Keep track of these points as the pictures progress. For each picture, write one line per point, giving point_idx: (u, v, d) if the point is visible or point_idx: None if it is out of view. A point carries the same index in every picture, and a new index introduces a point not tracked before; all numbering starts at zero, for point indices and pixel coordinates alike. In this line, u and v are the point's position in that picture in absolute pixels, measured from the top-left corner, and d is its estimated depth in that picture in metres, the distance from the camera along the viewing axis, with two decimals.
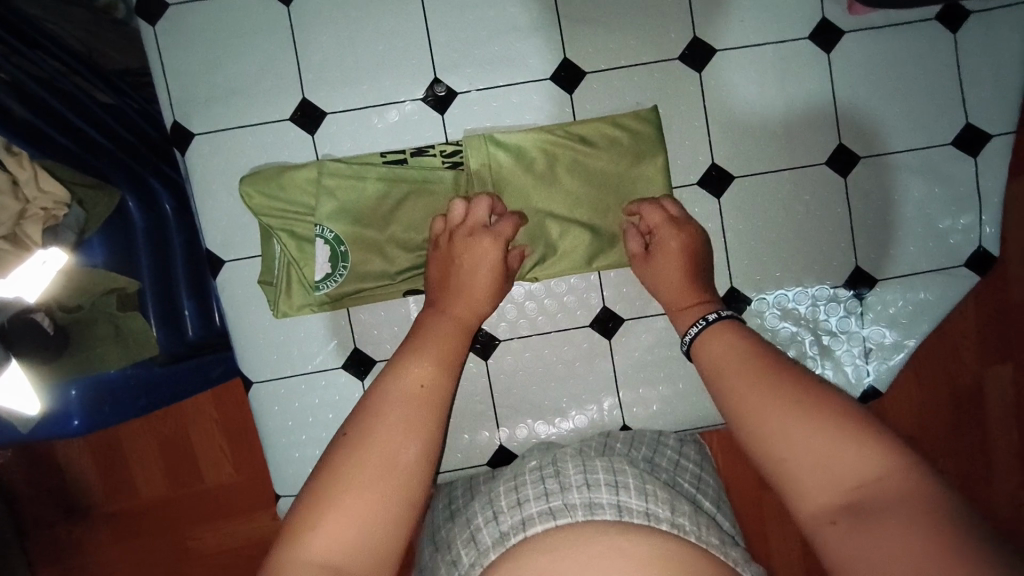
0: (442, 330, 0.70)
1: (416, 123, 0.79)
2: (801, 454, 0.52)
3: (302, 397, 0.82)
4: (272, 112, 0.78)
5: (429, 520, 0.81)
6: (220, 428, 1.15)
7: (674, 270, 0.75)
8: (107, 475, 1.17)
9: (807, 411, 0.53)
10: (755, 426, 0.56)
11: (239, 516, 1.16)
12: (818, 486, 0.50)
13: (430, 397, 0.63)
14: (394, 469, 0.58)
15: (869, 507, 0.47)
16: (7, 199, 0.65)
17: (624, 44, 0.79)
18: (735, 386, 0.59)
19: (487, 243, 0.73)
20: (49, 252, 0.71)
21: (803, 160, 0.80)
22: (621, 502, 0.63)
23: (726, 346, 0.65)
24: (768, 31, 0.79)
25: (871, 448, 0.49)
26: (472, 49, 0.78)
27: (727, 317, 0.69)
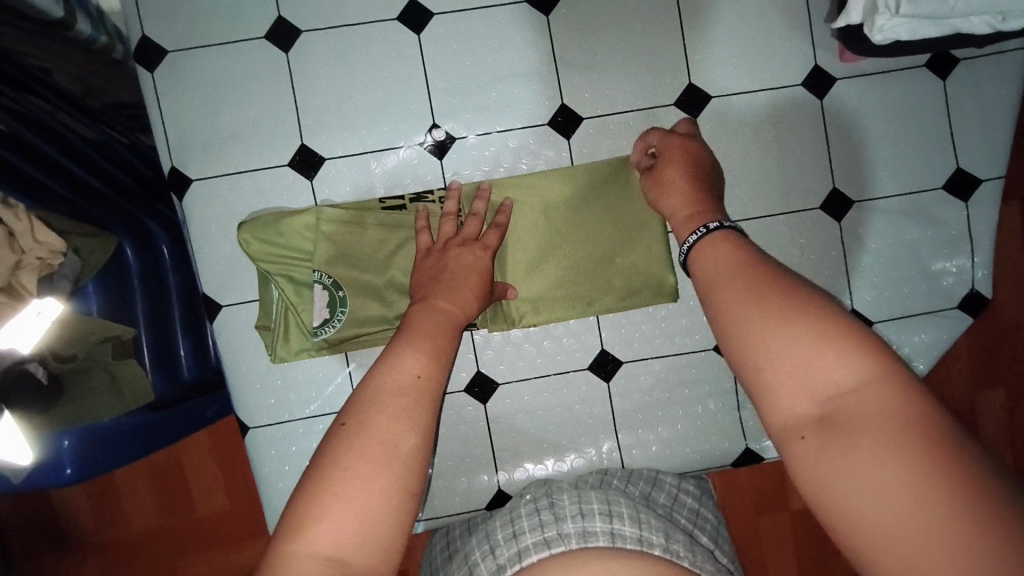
0: (432, 319, 0.61)
1: (414, 168, 0.79)
2: (779, 360, 0.42)
3: (299, 442, 0.81)
4: (269, 157, 0.78)
5: (426, 562, 0.80)
6: (213, 456, 1.14)
7: (681, 175, 0.66)
8: (96, 506, 1.15)
9: (794, 315, 0.43)
10: (729, 330, 0.45)
11: (231, 545, 1.15)
12: (792, 396, 0.41)
13: (426, 380, 0.53)
14: (387, 457, 0.48)
15: (848, 421, 0.38)
16: (3, 252, 0.64)
17: (621, 90, 0.80)
18: (723, 294, 0.47)
19: (477, 251, 0.70)
20: (44, 302, 0.70)
21: (798, 205, 0.81)
22: (615, 528, 0.63)
23: (721, 254, 0.52)
24: (761, 77, 0.80)
25: (869, 362, 0.40)
26: (471, 95, 0.79)
27: (724, 227, 0.56)
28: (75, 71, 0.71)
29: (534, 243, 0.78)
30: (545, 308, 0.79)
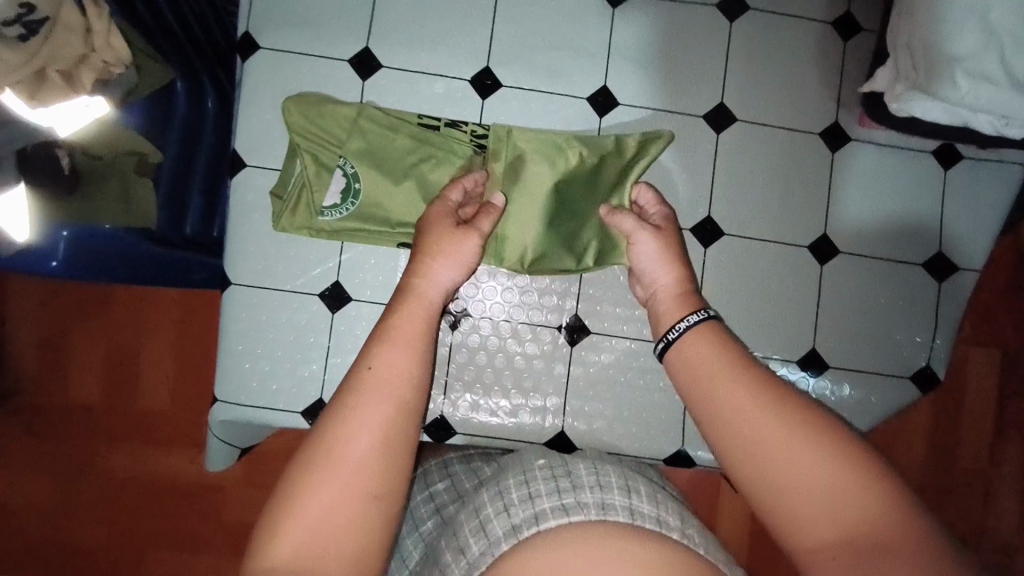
0: (414, 301, 0.69)
1: (458, 100, 0.86)
2: (801, 486, 0.53)
3: (271, 311, 0.84)
4: (333, 49, 0.84)
5: (410, 518, 0.80)
6: (172, 351, 1.22)
7: (672, 252, 0.77)
8: (43, 369, 1.23)
9: (802, 437, 0.54)
10: (755, 454, 0.56)
11: (161, 446, 1.22)
12: (821, 521, 0.51)
13: (406, 383, 0.63)
14: (353, 465, 0.57)
15: (878, 547, 0.48)
16: (75, 39, 0.69)
17: (659, 89, 0.87)
18: (729, 410, 0.58)
19: (443, 213, 0.76)
20: (94, 100, 0.74)
21: (789, 239, 0.87)
22: (632, 505, 0.64)
23: (712, 357, 0.63)
24: (785, 118, 0.87)
25: (859, 481, 0.51)
26: (527, 52, 0.86)
27: (711, 317, 0.68)
28: None
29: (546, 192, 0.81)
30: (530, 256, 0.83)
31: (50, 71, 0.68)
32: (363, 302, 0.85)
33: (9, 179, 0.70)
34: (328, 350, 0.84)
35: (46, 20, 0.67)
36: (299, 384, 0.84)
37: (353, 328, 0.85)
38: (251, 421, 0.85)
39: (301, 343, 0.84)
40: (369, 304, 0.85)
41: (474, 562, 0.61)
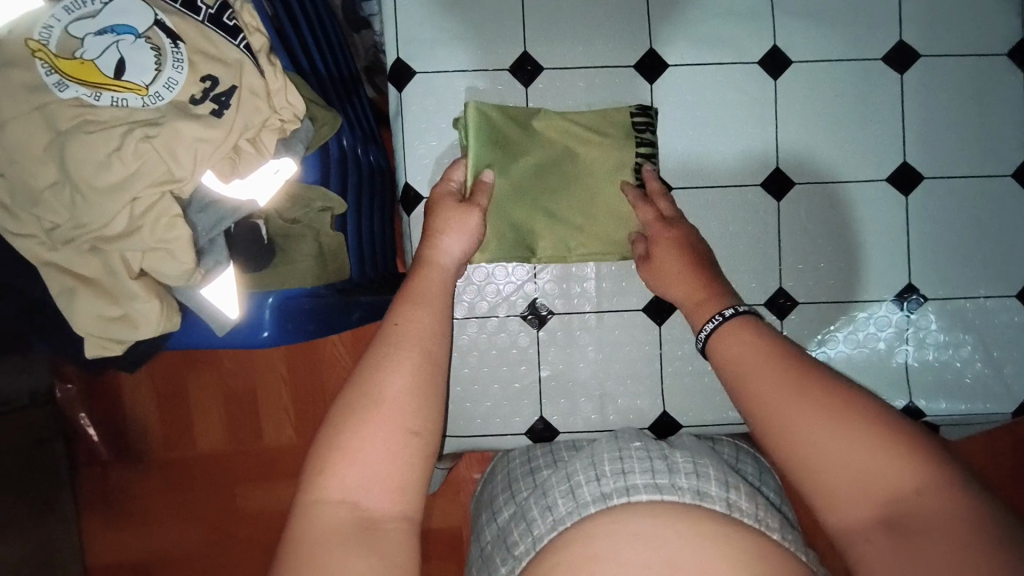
0: (429, 275, 0.66)
1: (624, 89, 0.82)
2: (841, 470, 0.48)
3: (475, 337, 0.84)
4: (490, 59, 0.81)
5: (502, 467, 0.82)
6: (288, 392, 1.20)
7: (673, 272, 0.70)
8: (166, 420, 1.21)
9: (840, 418, 0.49)
10: (782, 436, 0.51)
11: (270, 482, 1.20)
12: (853, 500, 0.48)
13: (432, 337, 0.60)
14: (391, 409, 0.54)
15: (911, 525, 0.45)
16: (260, 103, 0.67)
17: (834, 38, 0.82)
18: (762, 394, 0.53)
19: (456, 208, 0.71)
20: (281, 162, 0.72)
21: (989, 171, 0.82)
22: (732, 499, 0.62)
23: (744, 344, 0.58)
24: (970, 43, 0.82)
25: (897, 462, 0.47)
26: (689, 25, 0.81)
27: (745, 311, 0.61)
28: None
29: (526, 190, 0.77)
30: (565, 250, 0.80)
31: (241, 140, 0.67)
32: (566, 315, 0.84)
33: (222, 262, 0.70)
34: (536, 363, 0.85)
35: (231, 89, 0.66)
36: (511, 400, 0.85)
37: (556, 339, 0.85)
38: (470, 441, 0.86)
39: (509, 364, 0.85)
40: (570, 315, 0.84)
41: (561, 520, 0.61)
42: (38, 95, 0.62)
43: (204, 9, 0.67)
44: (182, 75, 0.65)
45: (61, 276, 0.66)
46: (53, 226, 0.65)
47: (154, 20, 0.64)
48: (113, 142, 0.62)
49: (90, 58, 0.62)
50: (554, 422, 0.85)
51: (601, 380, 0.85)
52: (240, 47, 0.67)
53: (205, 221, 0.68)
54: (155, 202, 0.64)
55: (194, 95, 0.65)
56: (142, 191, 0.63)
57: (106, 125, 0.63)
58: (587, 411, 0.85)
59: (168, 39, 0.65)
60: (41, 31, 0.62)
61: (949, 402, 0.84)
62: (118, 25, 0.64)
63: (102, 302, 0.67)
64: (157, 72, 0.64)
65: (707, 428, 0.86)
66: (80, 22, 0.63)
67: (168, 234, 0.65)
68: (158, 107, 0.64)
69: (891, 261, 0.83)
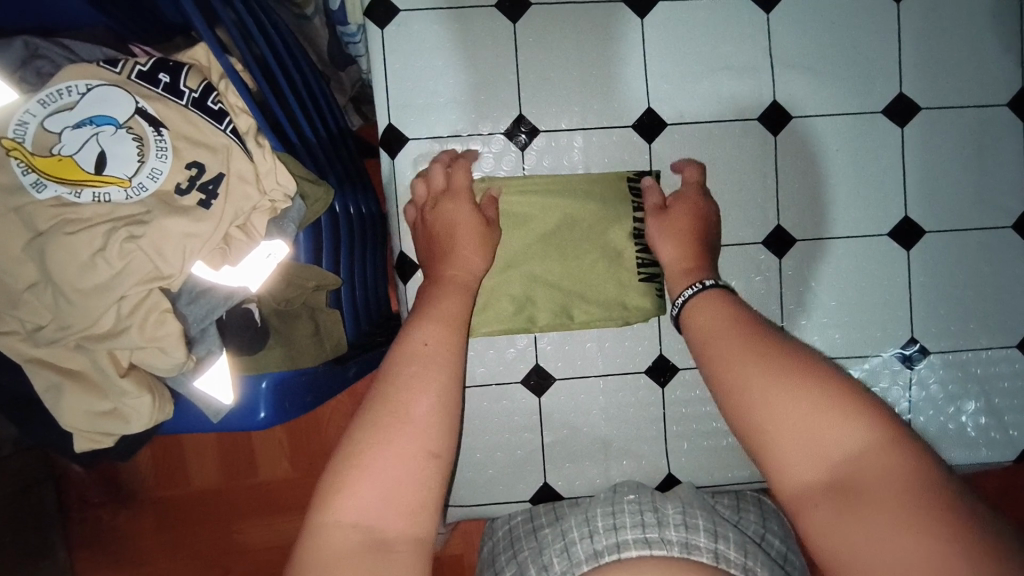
0: (444, 288, 0.63)
1: (622, 148, 0.80)
2: (786, 429, 0.46)
3: (477, 404, 0.83)
4: (484, 122, 0.79)
5: (501, 527, 0.82)
6: (284, 427, 1.18)
7: (681, 229, 0.70)
8: (160, 464, 1.18)
9: (799, 378, 0.47)
10: (741, 397, 0.49)
11: (266, 515, 1.18)
12: (798, 459, 0.45)
13: (451, 356, 0.55)
14: (415, 432, 0.50)
15: (856, 486, 0.42)
16: (250, 188, 0.65)
17: (833, 93, 0.80)
18: (721, 355, 0.52)
19: (467, 217, 0.69)
20: (274, 245, 0.69)
21: (990, 224, 0.82)
22: (719, 549, 0.64)
23: (715, 315, 0.58)
24: (968, 95, 0.81)
25: (851, 422, 0.44)
26: (686, 84, 0.80)
27: (719, 285, 0.62)
28: (297, 42, 0.80)
29: (526, 261, 0.77)
30: (565, 317, 0.78)
31: (231, 228, 0.65)
32: (569, 379, 0.83)
33: (213, 351, 0.68)
34: (540, 429, 0.84)
35: (219, 176, 0.63)
36: (516, 467, 0.84)
37: (560, 403, 0.83)
38: (474, 509, 0.85)
39: (512, 430, 0.84)
40: (573, 379, 0.83)
41: None
42: (15, 196, 0.59)
43: (187, 92, 0.63)
44: (166, 164, 0.62)
45: (44, 372, 0.63)
46: (37, 326, 0.62)
47: (134, 108, 0.61)
48: (97, 240, 0.59)
49: (68, 154, 0.59)
50: (559, 487, 0.84)
51: (606, 443, 0.84)
52: (227, 132, 0.64)
53: (195, 313, 0.66)
54: (143, 298, 0.62)
55: (180, 184, 0.62)
56: (129, 289, 0.61)
57: (89, 223, 0.60)
58: (593, 474, 0.84)
59: (150, 126, 0.62)
60: (14, 127, 0.58)
61: (953, 453, 0.84)
62: (96, 116, 0.60)
63: (90, 397, 0.64)
64: (140, 163, 0.61)
65: (713, 485, 0.86)
66: (54, 114, 0.59)
67: (159, 330, 0.62)
68: (142, 199, 0.61)
69: (893, 316, 0.83)
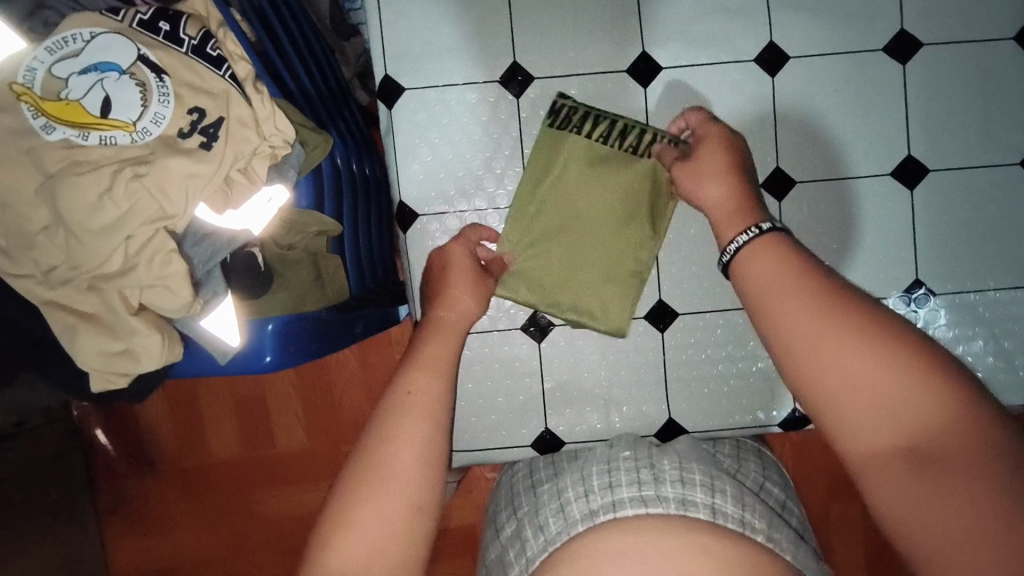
0: (432, 331, 0.63)
1: (617, 93, 0.80)
2: (856, 395, 0.44)
3: (478, 350, 0.85)
4: (479, 71, 0.80)
5: (507, 480, 0.83)
6: (297, 394, 1.20)
7: (711, 166, 0.63)
8: (180, 430, 1.22)
9: (880, 346, 0.44)
10: (814, 360, 0.46)
11: (282, 487, 1.21)
12: (870, 420, 0.43)
13: (436, 406, 0.55)
14: (397, 488, 0.51)
15: (930, 451, 0.40)
16: (249, 132, 0.66)
17: (832, 31, 0.79)
18: (788, 312, 0.48)
19: (461, 265, 0.71)
20: (274, 189, 0.71)
21: (997, 161, 0.80)
22: (717, 505, 0.63)
23: (774, 264, 0.52)
24: (974, 30, 0.79)
25: (931, 391, 0.42)
26: (681, 26, 0.80)
27: (777, 230, 0.55)
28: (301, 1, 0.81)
29: (551, 242, 0.78)
30: (586, 279, 0.79)
31: (232, 171, 0.67)
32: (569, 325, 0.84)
33: (218, 291, 0.71)
34: (540, 375, 0.85)
35: (219, 120, 0.65)
36: (516, 413, 0.86)
37: (559, 349, 0.84)
38: (479, 454, 0.87)
39: (513, 376, 0.85)
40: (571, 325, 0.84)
41: (553, 539, 0.63)
42: (27, 139, 0.62)
43: (186, 40, 0.65)
44: (168, 109, 0.64)
45: (59, 313, 0.66)
46: (51, 266, 0.65)
47: (137, 54, 0.63)
48: (103, 182, 0.62)
49: (75, 99, 0.62)
50: (560, 432, 0.86)
51: (605, 389, 0.85)
52: (226, 77, 0.66)
53: (200, 254, 0.69)
54: (150, 239, 0.64)
55: (182, 129, 0.65)
56: (136, 229, 0.63)
57: (96, 166, 0.62)
58: (593, 419, 0.85)
59: (153, 73, 0.64)
60: (25, 74, 0.62)
61: None
62: (101, 62, 0.63)
63: (104, 338, 0.67)
64: (143, 107, 0.63)
65: (714, 430, 0.86)
66: (62, 61, 0.62)
67: (165, 270, 0.65)
68: (147, 143, 0.64)
69: (896, 258, 0.82)
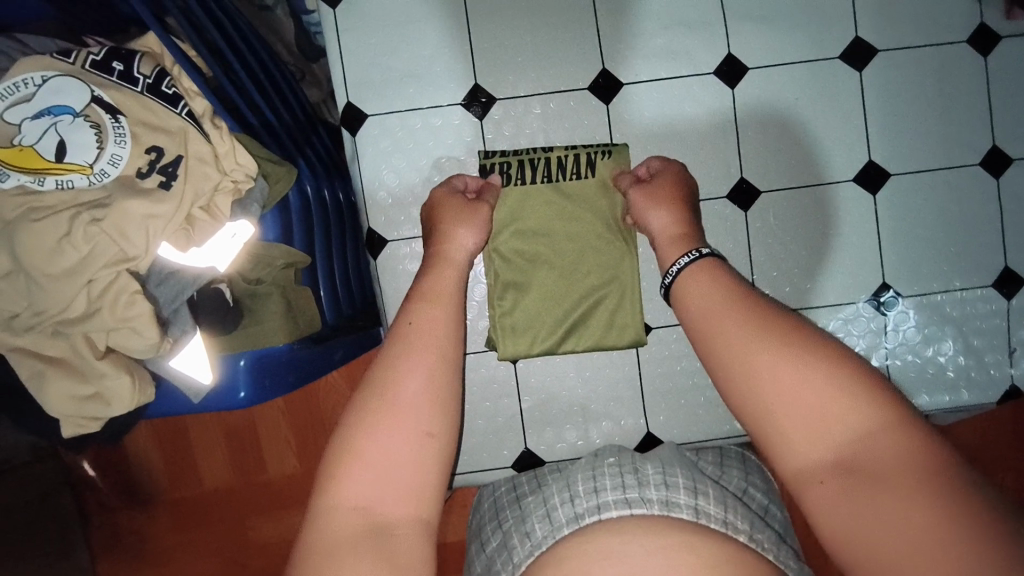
0: (439, 266, 0.63)
1: (580, 111, 0.80)
2: (794, 411, 0.44)
3: None
4: (442, 95, 0.81)
5: (487, 496, 0.82)
6: (287, 418, 1.16)
7: (664, 196, 0.67)
8: (171, 463, 1.18)
9: (815, 363, 0.44)
10: (751, 381, 0.46)
11: (276, 512, 1.15)
12: (807, 439, 0.43)
13: (445, 336, 0.55)
14: (406, 414, 0.50)
15: (865, 470, 0.40)
16: (208, 168, 0.66)
17: (787, 41, 0.80)
18: (726, 336, 0.49)
19: (459, 203, 0.71)
20: (239, 226, 0.70)
21: (956, 162, 0.81)
22: (700, 505, 0.62)
23: (711, 284, 0.54)
24: (927, 34, 0.80)
25: (864, 407, 0.42)
26: (640, 42, 0.80)
27: (713, 254, 0.59)
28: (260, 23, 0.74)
29: (534, 264, 0.78)
30: (568, 303, 0.78)
31: (194, 209, 0.66)
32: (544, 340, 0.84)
33: (185, 331, 0.70)
34: (517, 395, 0.85)
35: (177, 158, 0.65)
36: (496, 434, 0.85)
37: (535, 368, 0.85)
38: (461, 476, 0.87)
39: (491, 397, 0.85)
40: None
41: (539, 544, 0.62)
42: None
43: (141, 79, 0.65)
44: (125, 150, 0.63)
45: (26, 360, 0.65)
46: (13, 314, 0.64)
47: (90, 96, 0.63)
48: (61, 227, 0.61)
49: (29, 144, 0.61)
50: (541, 451, 0.86)
51: (583, 405, 0.85)
52: (183, 115, 0.66)
53: (165, 294, 0.68)
54: (112, 282, 0.64)
55: (140, 169, 0.64)
56: (97, 272, 0.63)
57: (53, 211, 0.62)
58: (573, 437, 0.85)
59: (107, 114, 0.63)
60: None
61: (932, 395, 0.84)
62: (53, 105, 0.62)
63: (72, 382, 0.66)
64: (99, 149, 0.63)
65: (695, 441, 0.86)
66: (15, 106, 0.61)
67: (129, 311, 0.64)
68: (104, 185, 0.63)
69: (864, 262, 0.83)
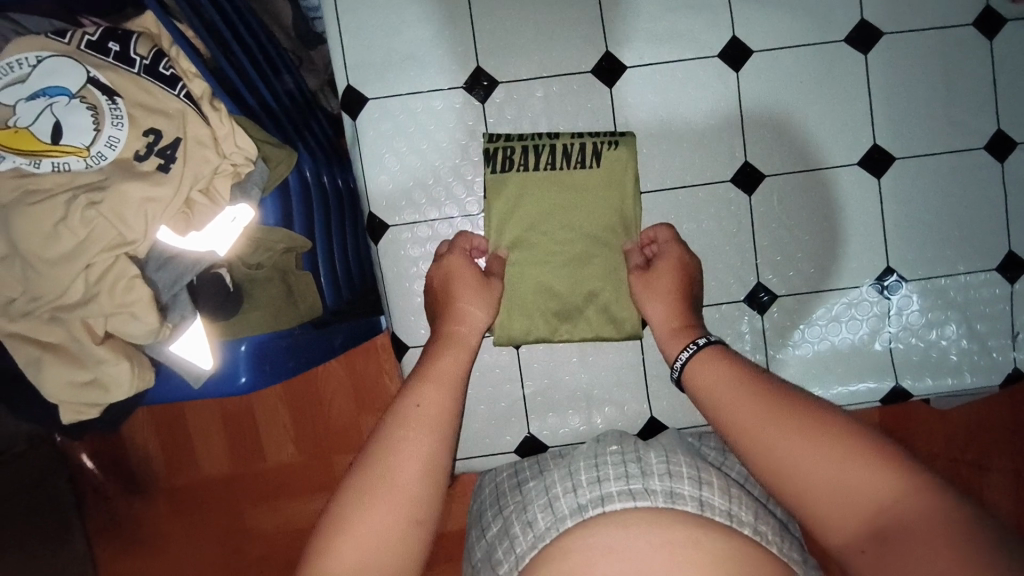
0: (446, 345, 0.67)
1: (583, 95, 0.79)
2: (812, 486, 0.46)
3: None
4: (442, 79, 0.80)
5: (489, 480, 0.82)
6: (284, 400, 1.14)
7: (665, 286, 0.72)
8: (168, 449, 1.16)
9: (821, 437, 0.48)
10: (770, 461, 0.49)
11: (273, 500, 1.14)
12: (835, 513, 0.45)
13: (444, 420, 0.58)
14: (399, 498, 0.52)
15: (893, 536, 0.42)
16: (207, 151, 0.65)
17: (792, 24, 0.79)
18: (736, 420, 0.53)
19: (473, 278, 0.74)
20: (238, 210, 0.70)
21: (960, 146, 0.81)
22: (704, 497, 0.61)
23: (717, 371, 0.59)
24: (932, 17, 0.80)
25: (875, 471, 0.44)
26: (644, 24, 0.79)
27: (713, 342, 0.64)
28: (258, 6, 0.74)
29: (537, 247, 0.77)
30: (569, 288, 0.78)
31: (194, 192, 0.65)
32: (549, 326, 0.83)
33: (187, 315, 0.70)
34: (520, 381, 0.85)
35: (176, 140, 0.64)
36: (499, 420, 0.85)
37: (537, 354, 0.84)
38: (464, 463, 0.87)
39: (493, 383, 0.85)
40: None
41: (540, 536, 0.61)
42: None
43: (138, 60, 0.64)
44: (122, 132, 0.63)
45: (23, 346, 0.64)
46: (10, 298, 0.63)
47: (87, 77, 0.62)
48: (57, 211, 0.60)
49: (24, 125, 0.60)
50: (544, 437, 0.85)
51: (586, 390, 0.85)
52: (181, 97, 0.65)
53: (163, 279, 0.67)
54: (110, 266, 0.63)
55: (138, 151, 0.63)
56: (96, 256, 0.62)
57: (50, 193, 0.61)
58: (576, 422, 0.85)
59: (103, 95, 0.62)
60: None
61: (935, 378, 0.84)
62: (49, 86, 0.61)
63: (70, 368, 0.65)
64: (96, 131, 0.62)
65: (698, 426, 0.86)
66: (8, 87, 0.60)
67: (128, 296, 0.64)
68: (102, 167, 0.62)
69: (868, 246, 0.82)
